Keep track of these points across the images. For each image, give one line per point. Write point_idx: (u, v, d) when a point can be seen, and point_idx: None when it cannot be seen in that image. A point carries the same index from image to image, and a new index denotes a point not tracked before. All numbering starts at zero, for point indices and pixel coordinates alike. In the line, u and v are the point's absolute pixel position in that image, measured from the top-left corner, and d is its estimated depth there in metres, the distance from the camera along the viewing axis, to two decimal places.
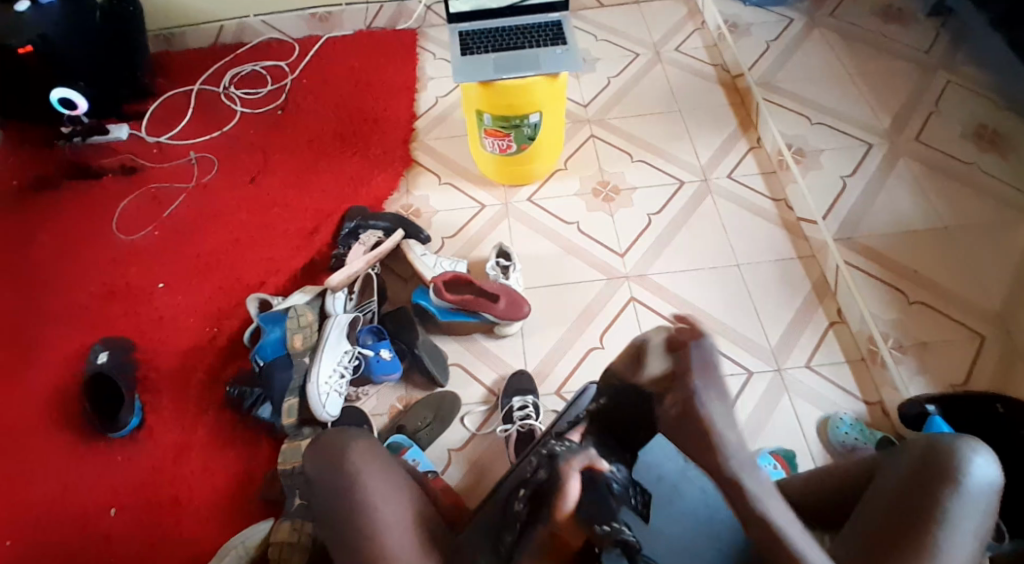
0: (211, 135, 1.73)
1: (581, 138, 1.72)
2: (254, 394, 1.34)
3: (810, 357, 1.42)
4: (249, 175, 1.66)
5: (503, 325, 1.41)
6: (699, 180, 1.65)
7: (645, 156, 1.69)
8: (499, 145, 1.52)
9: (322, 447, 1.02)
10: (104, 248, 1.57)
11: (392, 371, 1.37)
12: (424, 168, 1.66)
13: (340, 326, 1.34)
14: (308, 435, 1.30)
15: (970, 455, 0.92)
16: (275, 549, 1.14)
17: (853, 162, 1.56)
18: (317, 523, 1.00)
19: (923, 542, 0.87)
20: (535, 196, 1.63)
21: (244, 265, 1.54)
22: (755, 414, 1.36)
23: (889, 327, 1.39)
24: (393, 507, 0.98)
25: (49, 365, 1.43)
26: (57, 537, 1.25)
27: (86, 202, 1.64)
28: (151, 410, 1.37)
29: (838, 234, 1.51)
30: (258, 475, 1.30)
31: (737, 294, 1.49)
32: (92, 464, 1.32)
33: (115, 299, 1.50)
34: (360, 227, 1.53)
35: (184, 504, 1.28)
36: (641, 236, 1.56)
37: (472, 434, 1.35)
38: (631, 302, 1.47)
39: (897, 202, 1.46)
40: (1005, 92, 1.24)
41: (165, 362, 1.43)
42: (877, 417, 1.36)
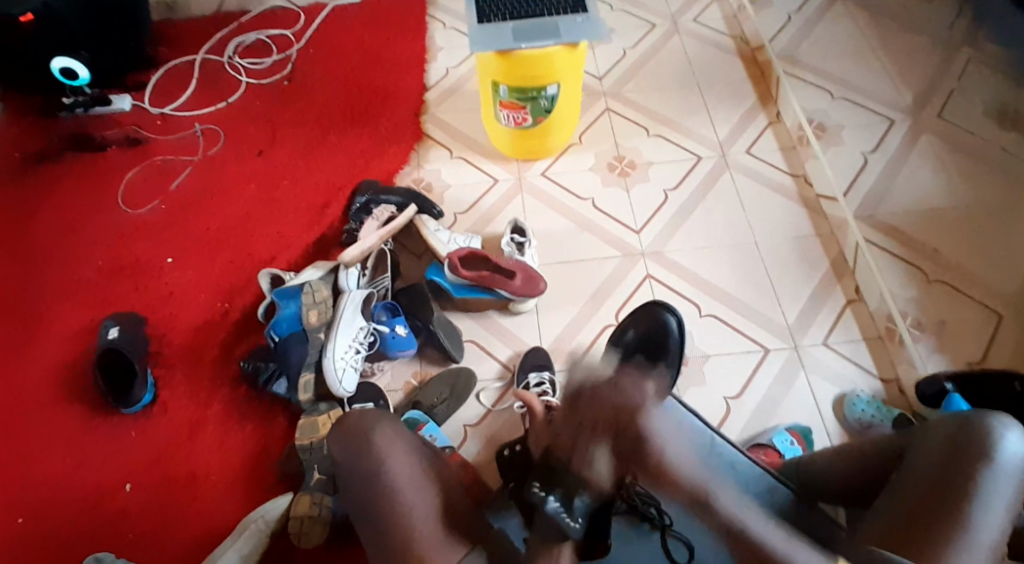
0: (216, 107, 1.69)
1: (597, 111, 1.69)
2: (269, 369, 1.33)
3: (828, 334, 1.41)
4: (256, 148, 1.63)
5: (518, 301, 1.40)
6: (717, 156, 1.62)
7: (662, 130, 1.66)
8: (514, 118, 1.50)
9: (347, 428, 1.04)
10: (110, 221, 1.54)
11: (408, 347, 1.36)
12: (435, 141, 1.63)
13: (355, 302, 1.32)
14: (325, 411, 1.28)
15: (1003, 431, 0.93)
16: (295, 522, 1.18)
17: (875, 138, 1.56)
18: (351, 506, 1.01)
19: (955, 518, 0.87)
20: (550, 170, 1.60)
21: (255, 239, 1.51)
22: (772, 390, 1.35)
23: (908, 305, 1.38)
24: (419, 488, 0.98)
25: (58, 342, 1.41)
26: (73, 514, 1.25)
27: (90, 176, 1.60)
28: (163, 386, 1.36)
29: (860, 210, 1.49)
30: (274, 449, 1.30)
31: (754, 270, 1.48)
32: (104, 440, 1.31)
33: (125, 272, 1.48)
34: (372, 201, 1.50)
35: (202, 479, 1.27)
36: (658, 212, 1.54)
37: (487, 410, 1.34)
38: (647, 279, 1.46)
39: (919, 177, 1.47)
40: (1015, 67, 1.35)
41: (177, 338, 1.41)
42: (893, 395, 1.35)
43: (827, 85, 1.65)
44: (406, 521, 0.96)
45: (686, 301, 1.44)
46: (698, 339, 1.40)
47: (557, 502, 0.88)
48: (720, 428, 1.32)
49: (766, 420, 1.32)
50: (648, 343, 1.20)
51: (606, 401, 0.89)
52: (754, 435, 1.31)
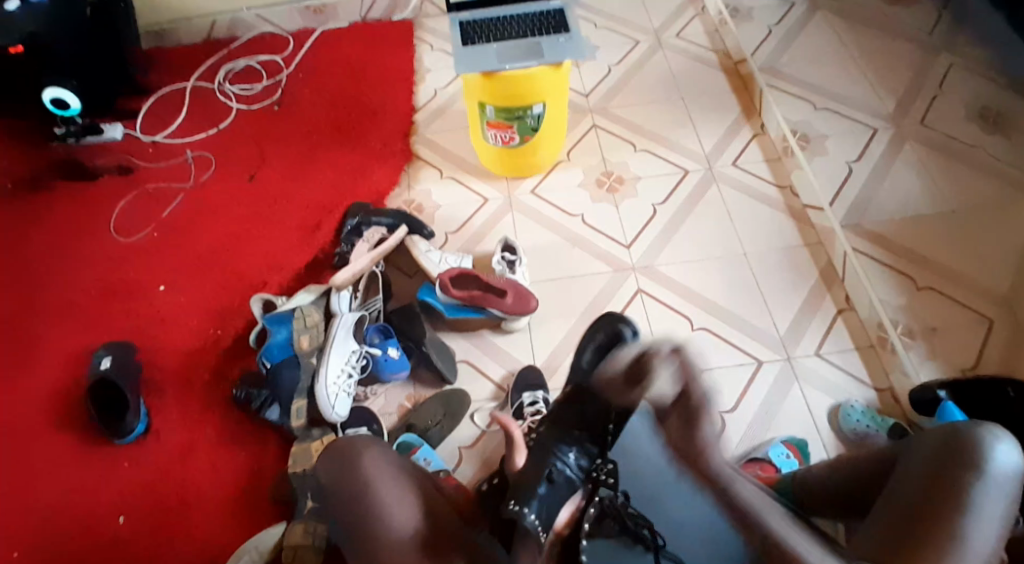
0: (207, 133, 1.70)
1: (584, 128, 1.70)
2: (262, 395, 1.33)
3: (819, 345, 1.42)
4: (246, 173, 1.63)
5: (511, 319, 1.40)
6: (704, 169, 1.63)
7: (649, 145, 1.67)
8: (502, 137, 1.50)
9: (337, 452, 1.04)
10: (100, 250, 1.54)
11: (401, 369, 1.37)
12: (424, 162, 1.64)
13: (346, 325, 1.34)
14: (318, 437, 1.29)
15: (992, 441, 0.93)
16: (289, 551, 1.18)
17: (858, 147, 1.56)
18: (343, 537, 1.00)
19: (947, 530, 0.87)
20: (539, 188, 1.61)
21: (246, 265, 1.51)
22: (763, 403, 1.35)
23: (899, 313, 1.39)
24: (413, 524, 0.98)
25: (51, 372, 1.41)
26: (64, 546, 1.25)
27: (80, 204, 1.60)
28: (156, 415, 1.37)
29: (845, 221, 1.51)
30: (268, 477, 1.30)
31: (744, 281, 1.48)
32: (99, 470, 1.32)
33: (116, 300, 1.48)
34: (363, 223, 1.50)
35: (195, 509, 1.28)
36: (647, 227, 1.55)
37: (482, 431, 1.35)
38: (639, 294, 1.46)
39: (903, 185, 1.48)
40: (1004, 70, 1.31)
41: (170, 365, 1.41)
42: (888, 404, 1.36)
43: (810, 96, 1.66)
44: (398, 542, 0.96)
45: (677, 314, 1.44)
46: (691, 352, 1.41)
47: (532, 513, 0.97)
48: None
49: (761, 433, 1.33)
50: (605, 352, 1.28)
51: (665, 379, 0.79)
52: (749, 449, 1.31)
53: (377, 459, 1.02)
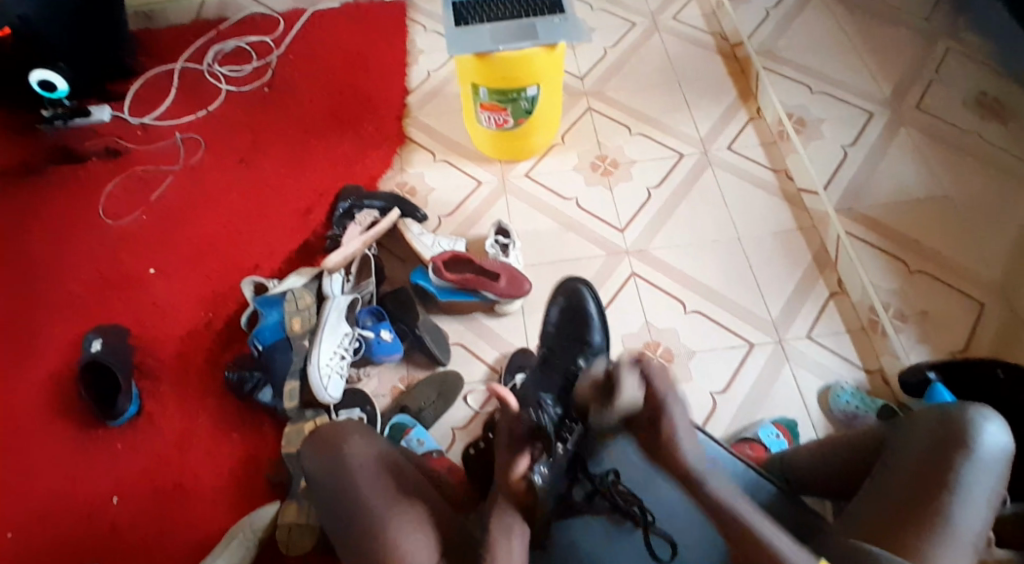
0: (196, 115, 1.69)
1: (578, 111, 1.69)
2: (255, 377, 1.34)
3: (811, 327, 1.42)
4: (237, 156, 1.62)
5: (504, 302, 1.40)
6: (699, 152, 1.62)
7: (645, 128, 1.66)
8: (495, 120, 1.50)
9: (323, 441, 1.04)
10: (91, 233, 1.53)
11: (394, 351, 1.37)
12: (417, 145, 1.63)
13: (338, 308, 1.34)
14: (311, 418, 1.30)
15: (982, 422, 0.94)
16: (283, 531, 1.21)
17: (854, 131, 1.56)
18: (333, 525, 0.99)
19: (935, 508, 0.88)
20: (533, 171, 1.60)
21: (239, 247, 1.51)
22: (755, 385, 1.36)
23: (890, 296, 1.40)
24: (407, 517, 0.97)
25: (43, 355, 1.41)
26: (59, 530, 1.25)
27: (70, 187, 1.59)
28: (149, 398, 1.37)
29: (838, 205, 1.51)
30: (264, 457, 1.31)
31: (738, 265, 1.48)
32: (94, 452, 1.32)
33: (107, 283, 1.48)
34: (355, 206, 1.50)
35: (191, 489, 1.28)
36: (641, 211, 1.54)
37: (476, 412, 1.35)
38: (632, 277, 1.46)
39: (899, 168, 1.48)
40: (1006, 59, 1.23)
41: (163, 348, 1.41)
42: (877, 386, 1.37)
43: (810, 80, 1.65)
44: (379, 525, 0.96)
45: (670, 298, 1.44)
46: (684, 334, 1.41)
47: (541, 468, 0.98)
48: (705, 423, 1.33)
49: (752, 414, 1.34)
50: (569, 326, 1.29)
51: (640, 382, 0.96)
52: (740, 429, 1.32)
53: (359, 449, 1.02)
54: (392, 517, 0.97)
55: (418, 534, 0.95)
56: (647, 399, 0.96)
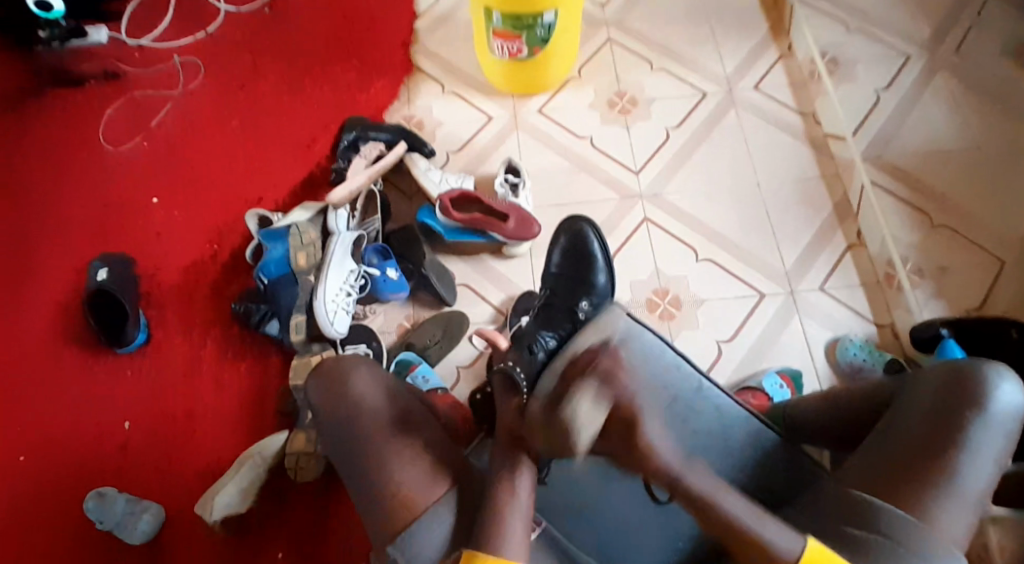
0: (194, 36, 1.62)
1: (598, 42, 1.61)
2: (261, 310, 1.33)
3: (825, 280, 1.39)
4: (237, 82, 1.56)
5: (512, 245, 1.38)
6: (723, 92, 1.55)
7: (666, 64, 1.58)
8: (509, 49, 1.42)
9: (327, 377, 1.01)
10: (92, 159, 1.50)
11: (400, 290, 1.36)
12: (426, 74, 1.56)
13: (343, 244, 1.32)
14: (318, 352, 1.31)
15: (997, 382, 0.90)
16: (292, 458, 1.23)
17: (889, 76, 1.46)
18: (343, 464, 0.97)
19: (939, 466, 0.85)
20: (546, 107, 1.53)
21: (242, 178, 1.47)
22: (763, 335, 1.35)
23: (910, 251, 1.36)
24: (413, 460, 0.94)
25: (49, 283, 1.41)
26: (73, 453, 1.29)
27: (70, 110, 1.55)
28: (156, 328, 1.37)
29: (867, 152, 1.44)
30: (271, 384, 1.33)
31: (754, 214, 1.44)
32: (103, 380, 1.34)
33: (111, 211, 1.46)
34: (361, 138, 1.45)
35: (200, 416, 1.31)
36: (657, 153, 1.49)
37: (480, 353, 1.36)
38: (644, 223, 1.43)
39: (932, 114, 1.41)
40: None
41: (167, 279, 1.41)
42: (887, 340, 1.35)
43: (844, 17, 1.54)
44: (384, 458, 0.94)
45: (682, 245, 1.41)
46: (695, 283, 1.39)
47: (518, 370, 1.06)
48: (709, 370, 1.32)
49: (757, 363, 1.33)
50: (572, 264, 1.24)
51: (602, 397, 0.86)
52: (744, 378, 1.32)
53: (365, 381, 1.00)
54: (398, 449, 0.95)
55: (426, 474, 0.93)
56: (607, 417, 0.86)
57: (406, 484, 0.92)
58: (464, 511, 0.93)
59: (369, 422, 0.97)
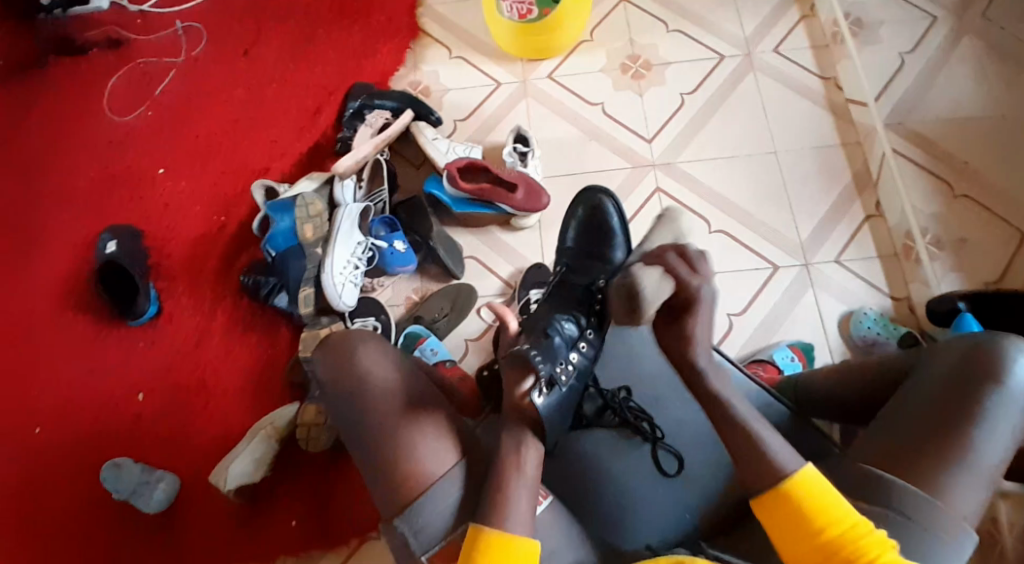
0: (196, 1, 1.57)
1: (612, 1, 1.54)
2: (270, 283, 1.33)
3: (841, 252, 1.36)
4: (241, 47, 1.52)
5: (521, 216, 1.35)
6: (741, 55, 1.49)
7: (681, 24, 1.51)
8: (518, 10, 1.39)
9: (333, 351, 1.00)
10: (98, 129, 1.49)
11: (408, 263, 1.35)
12: (432, 39, 1.51)
13: (352, 217, 1.31)
14: (326, 325, 1.31)
15: (1015, 356, 0.87)
16: (303, 429, 1.24)
17: (915, 38, 1.43)
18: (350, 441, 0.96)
19: (953, 441, 0.84)
20: (556, 73, 1.48)
21: (248, 148, 1.45)
22: (776, 308, 1.33)
23: (929, 222, 1.33)
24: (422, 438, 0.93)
25: (59, 256, 1.41)
26: (90, 425, 1.31)
27: (73, 79, 1.52)
28: (166, 302, 1.38)
29: (889, 119, 1.39)
30: (281, 357, 1.34)
31: (770, 184, 1.40)
32: (116, 353, 1.35)
33: (118, 181, 1.45)
34: (366, 106, 1.42)
35: (211, 389, 1.32)
36: (672, 120, 1.44)
37: (488, 325, 1.35)
38: (656, 193, 1.39)
39: (958, 82, 1.37)
40: None
41: (176, 252, 1.40)
42: (903, 313, 1.32)
43: None
44: (389, 433, 0.93)
45: (695, 217, 1.38)
46: (707, 256, 1.36)
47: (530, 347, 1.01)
48: (719, 344, 1.31)
49: (768, 336, 1.31)
50: (592, 233, 1.17)
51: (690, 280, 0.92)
52: (754, 351, 1.30)
53: (369, 355, 0.98)
54: (402, 424, 0.93)
55: (441, 447, 0.93)
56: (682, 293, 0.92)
57: (412, 460, 0.91)
58: (472, 484, 0.92)
59: (373, 397, 0.96)
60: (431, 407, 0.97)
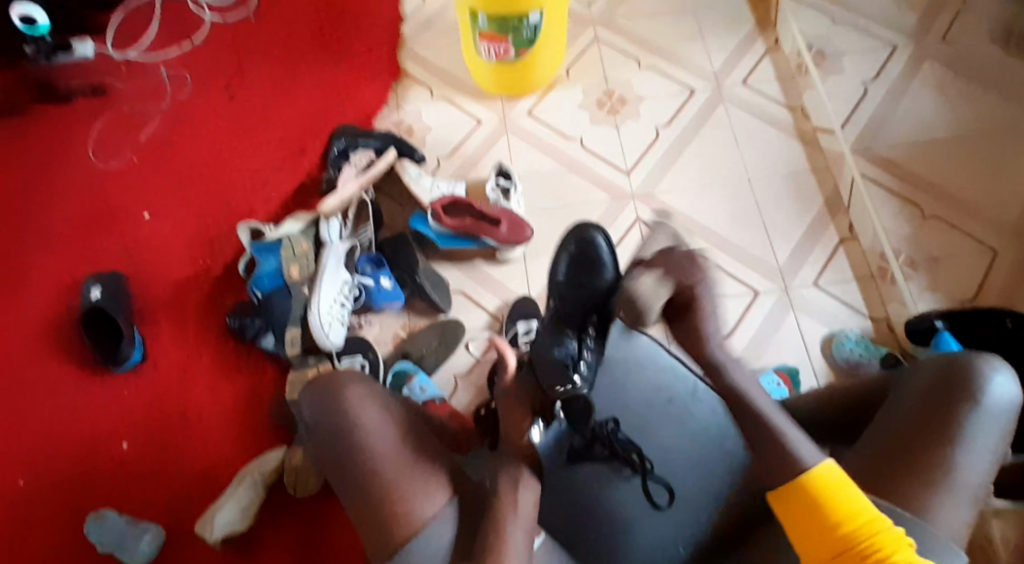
0: (180, 48, 1.60)
1: (585, 42, 1.59)
2: (256, 324, 1.33)
3: (819, 275, 1.39)
4: (225, 91, 1.55)
5: (505, 250, 1.38)
6: (712, 87, 1.54)
7: (653, 60, 1.57)
8: (496, 51, 1.41)
9: (324, 392, 0.99)
10: (81, 174, 1.49)
11: (395, 300, 1.36)
12: (414, 80, 1.55)
13: (337, 255, 1.31)
14: (314, 365, 1.30)
15: (990, 373, 0.89)
16: (291, 473, 1.24)
17: (875, 67, 1.51)
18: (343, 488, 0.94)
19: (936, 459, 0.85)
20: (535, 109, 1.52)
21: (233, 189, 1.47)
22: (760, 332, 1.35)
23: (901, 243, 1.38)
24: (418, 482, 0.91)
25: (42, 302, 1.40)
26: (71, 474, 1.28)
27: (56, 126, 1.53)
28: (150, 345, 1.37)
29: (856, 144, 1.45)
30: (267, 399, 1.32)
31: (747, 209, 1.44)
32: (99, 400, 1.33)
33: (100, 226, 1.45)
34: (350, 146, 1.44)
35: (198, 433, 1.30)
36: (648, 152, 1.48)
37: (476, 360, 1.36)
38: (637, 223, 1.42)
39: (920, 106, 1.46)
40: None
41: (161, 295, 1.40)
42: (882, 333, 1.35)
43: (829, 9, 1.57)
44: (384, 475, 0.92)
45: None
46: None
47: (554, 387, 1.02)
48: None
49: (754, 361, 1.33)
50: (581, 258, 1.13)
51: (676, 266, 1.03)
52: None
53: (361, 395, 0.97)
54: (397, 466, 0.92)
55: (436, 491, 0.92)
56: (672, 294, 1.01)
57: (407, 502, 0.90)
58: (465, 525, 0.92)
59: (366, 437, 0.94)
60: (424, 447, 0.96)
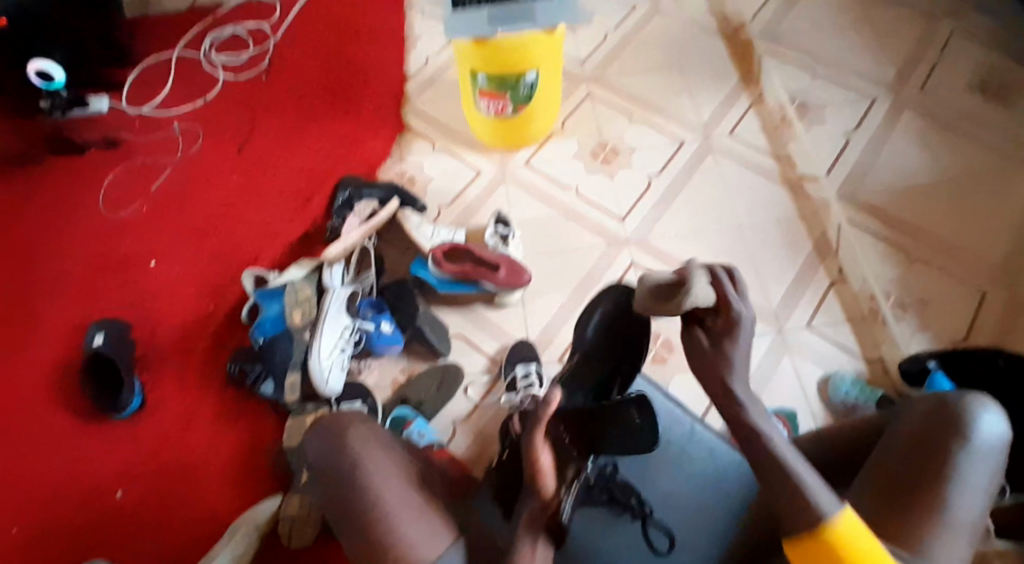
0: (193, 104, 1.67)
1: (579, 97, 1.66)
2: (256, 370, 1.33)
3: (812, 317, 1.41)
4: (234, 144, 1.61)
5: (504, 294, 1.40)
6: (702, 139, 1.60)
7: (645, 115, 1.64)
8: (494, 107, 1.48)
9: (329, 430, 0.99)
10: (90, 225, 1.53)
11: (394, 343, 1.36)
12: (417, 134, 1.62)
13: (339, 301, 1.34)
14: (313, 411, 1.31)
15: (979, 412, 0.89)
16: (287, 523, 1.23)
17: (855, 119, 1.59)
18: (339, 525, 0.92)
19: (933, 498, 0.84)
20: (533, 160, 1.58)
21: (237, 239, 1.51)
22: (756, 375, 1.36)
23: (891, 286, 1.42)
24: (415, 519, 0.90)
25: (45, 348, 1.41)
26: (65, 521, 1.27)
27: (68, 177, 1.58)
28: (150, 390, 1.37)
29: (842, 192, 1.51)
30: (264, 446, 1.32)
31: (738, 255, 1.47)
32: (97, 445, 1.33)
33: (106, 275, 1.48)
34: (354, 196, 1.49)
35: (194, 480, 1.30)
36: (641, 200, 1.53)
37: (476, 405, 1.36)
38: (631, 267, 1.46)
39: (900, 155, 1.54)
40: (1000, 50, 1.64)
41: (163, 341, 1.41)
42: (877, 375, 1.36)
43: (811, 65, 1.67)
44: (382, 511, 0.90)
45: None
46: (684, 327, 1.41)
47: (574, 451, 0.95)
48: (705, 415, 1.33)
49: None
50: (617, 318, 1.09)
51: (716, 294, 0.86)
52: None
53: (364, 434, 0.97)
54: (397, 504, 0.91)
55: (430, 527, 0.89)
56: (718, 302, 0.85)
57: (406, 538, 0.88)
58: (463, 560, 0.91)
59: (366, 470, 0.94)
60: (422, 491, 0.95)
